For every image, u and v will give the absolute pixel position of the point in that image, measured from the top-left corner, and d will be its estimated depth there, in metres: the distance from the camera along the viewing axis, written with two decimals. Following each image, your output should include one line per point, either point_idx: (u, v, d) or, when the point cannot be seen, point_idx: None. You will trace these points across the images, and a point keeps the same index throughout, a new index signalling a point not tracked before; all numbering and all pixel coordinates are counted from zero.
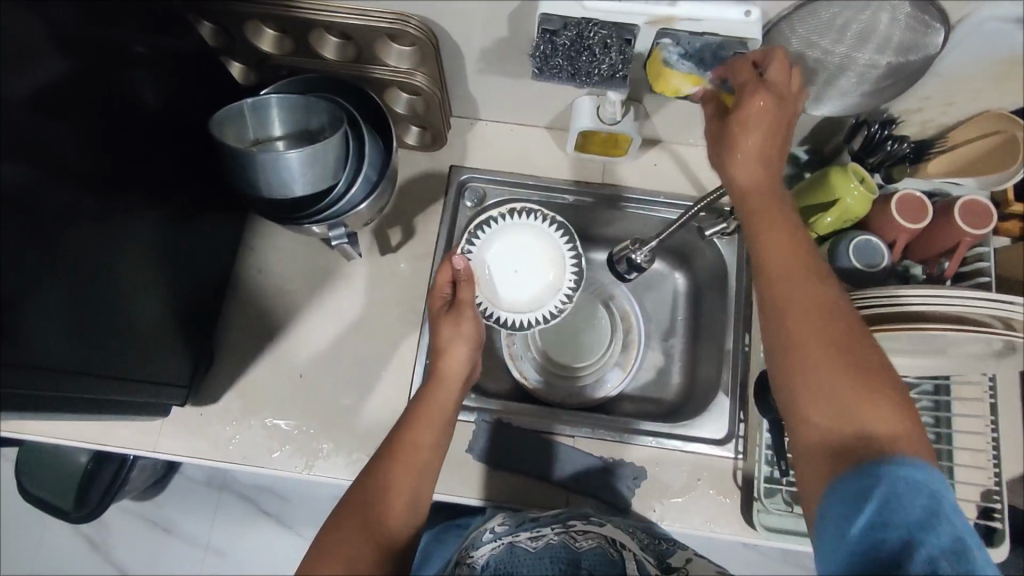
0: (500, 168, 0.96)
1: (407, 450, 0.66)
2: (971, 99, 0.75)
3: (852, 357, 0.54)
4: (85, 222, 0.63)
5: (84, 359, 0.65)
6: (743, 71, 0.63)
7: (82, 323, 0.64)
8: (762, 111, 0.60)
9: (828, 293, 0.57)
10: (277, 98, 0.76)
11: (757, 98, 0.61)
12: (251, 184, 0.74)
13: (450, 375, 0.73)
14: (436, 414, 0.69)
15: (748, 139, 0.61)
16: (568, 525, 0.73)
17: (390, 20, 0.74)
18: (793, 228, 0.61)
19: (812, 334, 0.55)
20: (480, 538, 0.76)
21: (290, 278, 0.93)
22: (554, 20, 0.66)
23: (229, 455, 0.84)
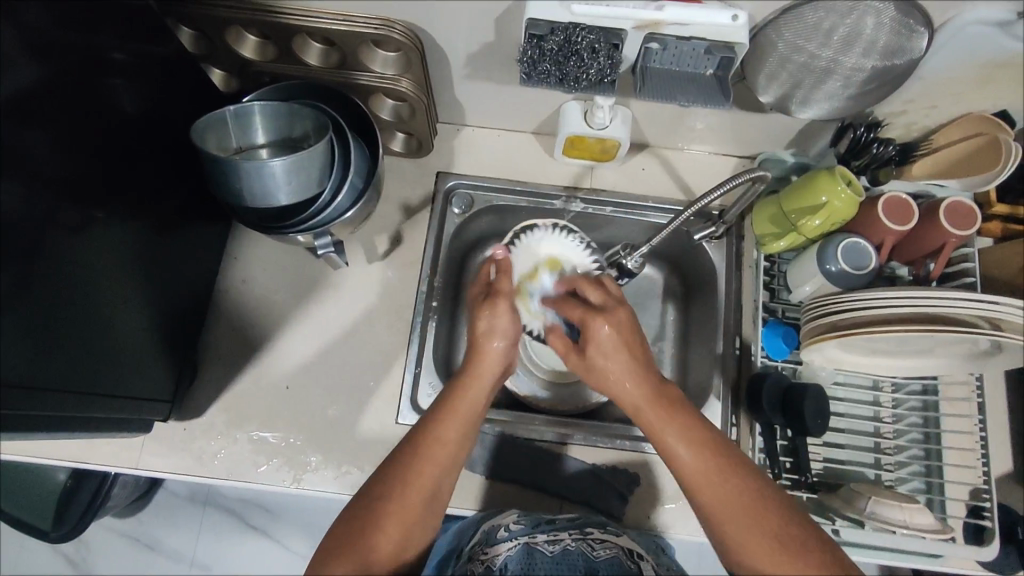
0: (487, 175, 0.96)
1: (432, 441, 0.65)
2: (954, 102, 0.76)
3: (758, 509, 0.58)
4: (61, 234, 0.61)
5: (62, 375, 0.63)
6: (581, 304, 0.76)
7: (59, 338, 0.62)
8: (608, 334, 0.71)
9: (731, 460, 0.61)
10: (259, 106, 0.74)
11: (598, 322, 0.72)
12: (233, 193, 0.72)
13: (483, 373, 0.72)
14: (466, 408, 0.69)
15: (607, 359, 0.70)
16: (586, 533, 0.74)
17: (374, 26, 0.73)
18: (681, 410, 0.66)
19: (729, 515, 0.59)
20: (493, 533, 0.75)
21: (275, 288, 0.91)
22: (541, 25, 0.66)
23: (214, 470, 0.82)
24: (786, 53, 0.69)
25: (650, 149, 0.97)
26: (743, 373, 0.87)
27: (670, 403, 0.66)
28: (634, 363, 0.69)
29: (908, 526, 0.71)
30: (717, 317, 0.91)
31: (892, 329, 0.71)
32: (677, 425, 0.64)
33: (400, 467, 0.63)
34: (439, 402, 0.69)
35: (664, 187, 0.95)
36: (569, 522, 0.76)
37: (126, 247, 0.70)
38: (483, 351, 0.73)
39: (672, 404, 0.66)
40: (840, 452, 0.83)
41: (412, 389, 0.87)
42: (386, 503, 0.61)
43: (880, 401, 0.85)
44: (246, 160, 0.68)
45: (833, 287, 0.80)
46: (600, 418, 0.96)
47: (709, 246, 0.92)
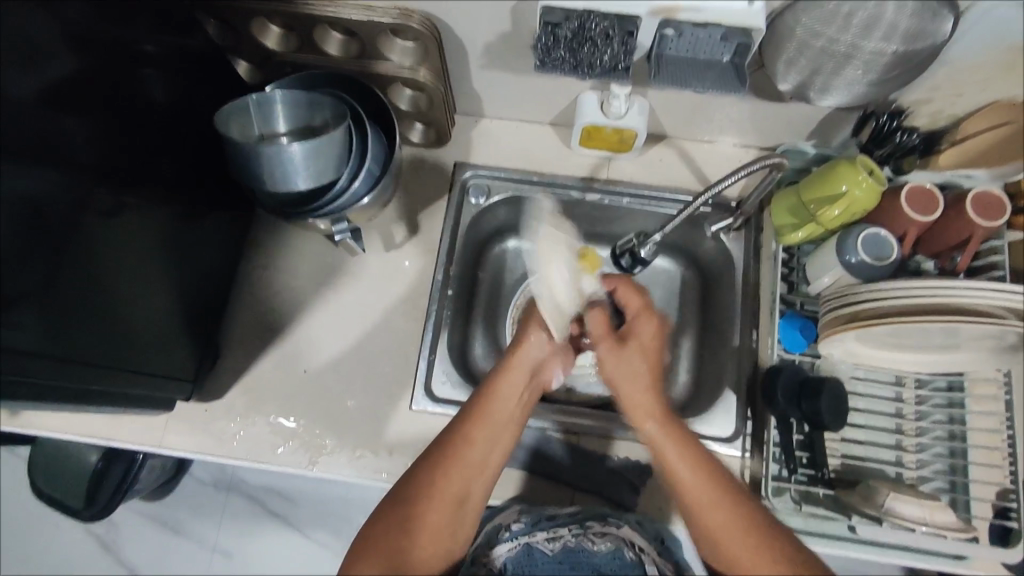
0: (505, 166, 0.96)
1: (460, 443, 0.66)
2: (980, 89, 0.73)
3: (757, 538, 0.61)
4: (97, 216, 0.64)
5: (93, 351, 0.66)
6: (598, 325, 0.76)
7: (90, 316, 0.65)
8: (652, 332, 0.76)
9: (734, 494, 0.64)
10: (282, 95, 0.76)
11: (650, 321, 0.76)
12: (254, 178, 0.74)
13: (503, 393, 0.70)
14: (495, 416, 0.69)
15: (630, 361, 0.73)
16: (586, 526, 0.75)
17: (393, 15, 0.74)
18: (694, 445, 0.67)
19: (744, 557, 0.61)
20: (495, 535, 0.76)
21: (294, 275, 0.93)
22: (555, 13, 0.67)
23: (233, 451, 0.84)
24: (805, 39, 0.68)
25: (667, 141, 0.96)
26: (759, 367, 0.86)
27: (682, 440, 0.67)
28: (639, 382, 0.72)
29: (927, 523, 0.70)
30: (734, 311, 0.89)
31: (919, 321, 0.68)
32: (690, 458, 0.66)
33: (417, 491, 0.63)
34: (455, 420, 0.69)
35: (682, 179, 0.95)
36: (571, 516, 0.77)
37: (156, 230, 0.73)
38: (509, 368, 0.72)
39: (688, 436, 0.68)
40: (860, 449, 0.81)
41: (427, 376, 0.88)
42: (413, 505, 0.62)
43: (903, 398, 0.83)
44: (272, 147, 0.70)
45: (853, 279, 0.78)
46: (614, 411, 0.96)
47: (727, 237, 0.92)
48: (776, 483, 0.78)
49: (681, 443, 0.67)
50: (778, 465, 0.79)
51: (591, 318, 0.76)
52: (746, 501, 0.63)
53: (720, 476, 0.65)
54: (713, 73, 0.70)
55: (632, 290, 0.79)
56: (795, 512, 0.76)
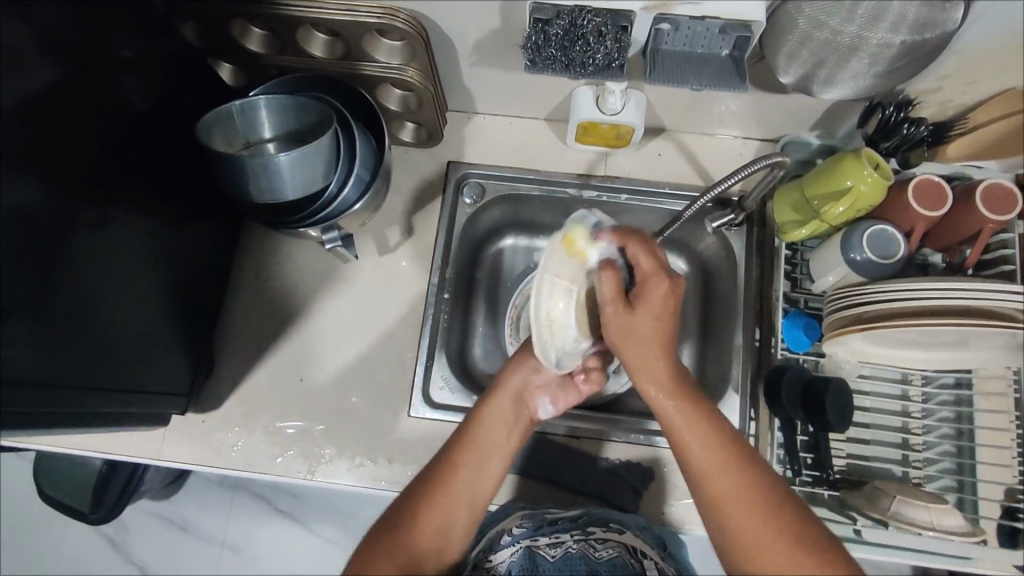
0: (500, 164, 0.94)
1: (444, 472, 0.66)
2: (992, 77, 0.71)
3: (767, 505, 0.55)
4: (78, 237, 0.62)
5: (82, 373, 0.64)
6: (608, 289, 0.61)
7: (75, 337, 0.63)
8: (663, 296, 0.60)
9: (744, 467, 0.57)
10: (266, 100, 0.73)
11: (664, 284, 0.60)
12: (241, 189, 0.72)
13: (488, 424, 0.70)
14: (481, 441, 0.69)
15: (648, 316, 0.60)
16: (587, 532, 0.74)
17: (377, 15, 0.71)
18: (697, 402, 0.61)
19: (755, 529, 0.55)
20: (498, 539, 0.76)
21: (288, 280, 0.91)
22: (546, 9, 0.64)
23: (232, 461, 0.84)
24: (807, 30, 0.64)
25: (667, 134, 0.93)
26: (762, 366, 0.84)
27: (688, 401, 0.61)
28: (658, 350, 0.61)
29: (934, 527, 0.68)
30: (737, 308, 0.88)
31: (924, 323, 0.67)
32: (692, 417, 0.60)
33: (400, 523, 0.62)
34: (441, 450, 0.69)
35: (682, 173, 0.92)
36: (573, 520, 0.76)
37: (140, 244, 0.71)
38: (496, 395, 0.72)
39: (689, 394, 0.61)
40: (864, 448, 0.80)
41: (425, 381, 0.87)
42: (396, 534, 0.61)
43: (909, 395, 0.81)
44: (256, 158, 0.67)
45: (858, 277, 0.76)
46: (616, 411, 0.94)
47: (728, 234, 0.90)
48: None
49: (686, 405, 0.61)
50: (781, 467, 0.78)
51: (601, 280, 0.61)
52: (759, 469, 0.58)
53: (729, 438, 0.59)
54: (711, 68, 0.67)
55: (642, 249, 0.62)
56: None
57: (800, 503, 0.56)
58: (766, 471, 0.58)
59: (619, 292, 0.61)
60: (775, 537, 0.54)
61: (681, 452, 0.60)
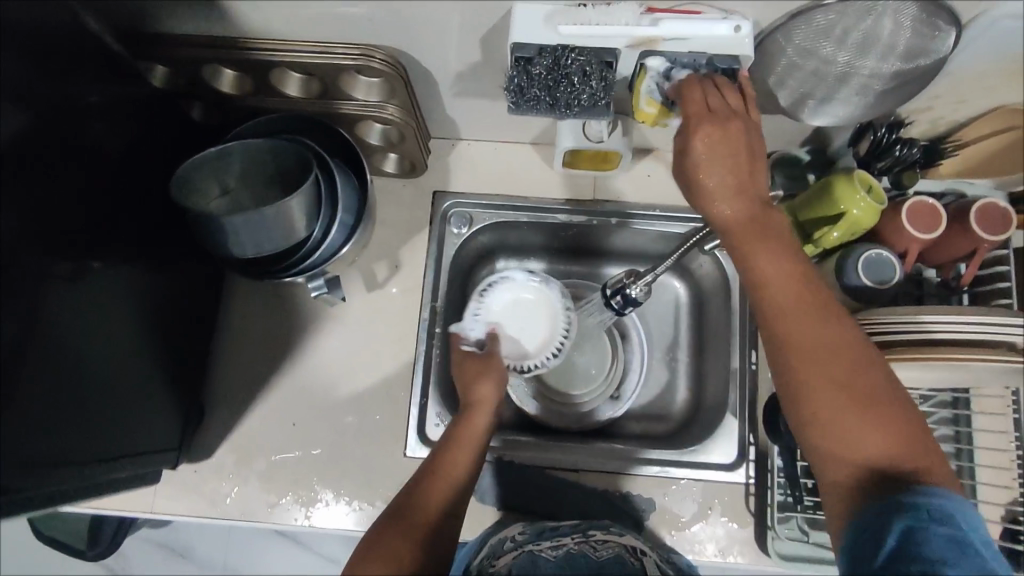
0: (487, 192, 0.92)
1: (445, 466, 0.66)
2: (983, 97, 0.70)
3: (857, 381, 0.51)
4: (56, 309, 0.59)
5: (66, 446, 0.62)
6: (694, 101, 0.59)
7: (61, 410, 0.61)
8: (714, 142, 0.57)
9: (841, 331, 0.53)
10: (241, 146, 0.70)
11: (704, 126, 0.58)
12: (221, 244, 0.69)
13: (478, 429, 0.71)
14: (472, 440, 0.69)
15: (714, 168, 0.58)
16: (588, 534, 0.74)
17: (353, 56, 0.69)
18: (778, 238, 0.57)
19: (830, 398, 0.51)
20: (499, 545, 0.75)
21: (276, 321, 0.89)
22: (528, 47, 0.61)
23: (227, 511, 0.82)
24: (795, 60, 0.63)
25: (655, 154, 0.92)
26: (761, 389, 0.85)
27: (768, 232, 0.56)
28: (747, 193, 0.57)
29: None
30: (732, 332, 0.88)
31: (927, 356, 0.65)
32: (774, 254, 0.55)
33: (406, 517, 0.60)
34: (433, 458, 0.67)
35: (672, 194, 0.91)
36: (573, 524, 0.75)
37: (126, 302, 0.69)
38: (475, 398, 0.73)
39: (773, 224, 0.57)
40: None
41: (420, 419, 0.86)
42: (408, 519, 0.60)
43: None
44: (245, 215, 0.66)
45: (854, 302, 0.75)
46: (614, 437, 0.94)
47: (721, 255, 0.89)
48: (781, 511, 0.78)
49: (763, 238, 0.56)
50: (783, 493, 0.79)
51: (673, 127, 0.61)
52: (860, 343, 0.53)
53: (818, 291, 0.55)
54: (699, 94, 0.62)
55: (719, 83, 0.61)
56: (803, 540, 0.78)
57: (912, 405, 0.51)
58: (885, 369, 0.52)
59: (705, 99, 0.59)
60: (863, 430, 0.50)
61: (753, 278, 0.56)
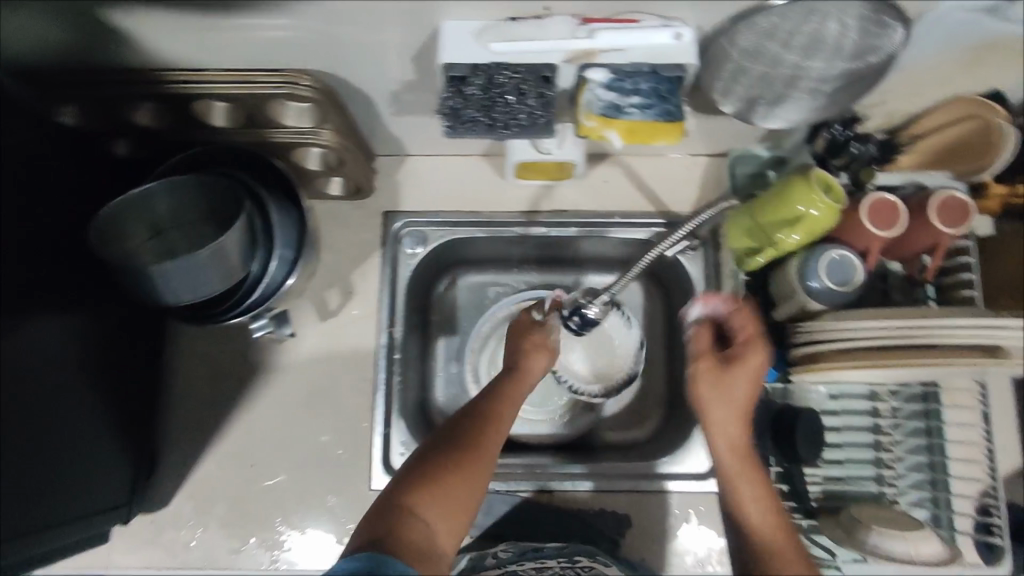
0: (440, 208, 0.88)
1: (490, 421, 0.60)
2: (937, 88, 0.68)
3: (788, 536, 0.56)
4: None
5: (14, 522, 0.58)
6: (702, 339, 0.66)
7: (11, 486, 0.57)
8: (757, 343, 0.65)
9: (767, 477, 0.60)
10: (164, 185, 0.65)
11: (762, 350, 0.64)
12: (149, 292, 0.65)
13: (524, 383, 0.66)
14: (516, 397, 0.64)
15: (739, 381, 0.63)
16: (574, 560, 0.73)
17: (277, 83, 0.65)
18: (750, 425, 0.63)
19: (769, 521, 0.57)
20: (481, 561, 0.76)
21: (226, 358, 0.85)
22: (459, 66, 0.57)
23: (188, 561, 0.79)
24: (742, 63, 0.60)
25: (611, 158, 0.89)
26: None
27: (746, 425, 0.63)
28: (746, 369, 0.63)
29: (912, 560, 0.68)
30: None
31: (891, 363, 0.65)
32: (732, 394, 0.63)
33: (466, 450, 0.57)
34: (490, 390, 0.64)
35: (631, 198, 0.88)
36: (557, 548, 0.75)
37: (64, 357, 0.65)
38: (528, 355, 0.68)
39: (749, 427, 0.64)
40: (840, 470, 0.78)
41: (384, 450, 0.83)
42: (445, 473, 0.55)
43: (879, 412, 0.79)
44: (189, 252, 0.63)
45: (818, 304, 0.73)
46: (587, 450, 0.92)
47: (684, 258, 0.87)
48: None
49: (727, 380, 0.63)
50: None
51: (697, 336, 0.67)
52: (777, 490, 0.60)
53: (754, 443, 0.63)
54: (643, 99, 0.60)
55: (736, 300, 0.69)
56: None
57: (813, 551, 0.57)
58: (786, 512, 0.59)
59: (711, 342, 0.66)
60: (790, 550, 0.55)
61: (705, 422, 0.63)
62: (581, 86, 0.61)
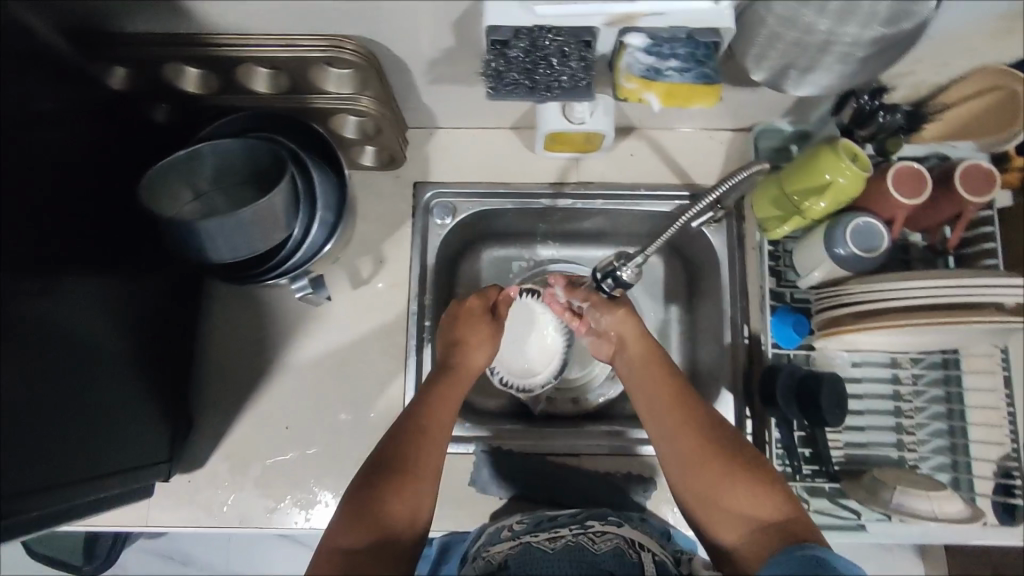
0: (470, 180, 0.90)
1: (422, 429, 0.68)
2: (965, 58, 0.69)
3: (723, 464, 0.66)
4: (39, 325, 0.57)
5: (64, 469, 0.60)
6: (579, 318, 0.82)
7: (52, 436, 0.59)
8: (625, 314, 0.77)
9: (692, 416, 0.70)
10: (211, 147, 0.67)
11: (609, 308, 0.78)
12: (196, 251, 0.67)
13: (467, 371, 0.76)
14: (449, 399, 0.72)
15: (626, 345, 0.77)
16: (587, 526, 0.71)
17: (322, 48, 0.67)
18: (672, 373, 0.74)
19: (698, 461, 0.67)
20: (497, 533, 0.74)
21: (261, 324, 0.87)
22: (503, 30, 0.59)
23: (224, 519, 0.81)
24: (777, 29, 0.61)
25: (637, 132, 0.91)
26: (755, 361, 0.84)
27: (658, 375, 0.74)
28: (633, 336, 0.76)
29: (937, 517, 0.70)
30: (723, 306, 0.87)
31: (917, 323, 0.67)
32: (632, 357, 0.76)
33: (391, 482, 0.63)
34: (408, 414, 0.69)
35: (656, 171, 0.90)
36: (573, 516, 0.73)
37: (108, 316, 0.67)
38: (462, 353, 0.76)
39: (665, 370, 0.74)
40: (861, 435, 0.80)
41: None
42: (386, 484, 0.63)
43: (900, 379, 0.82)
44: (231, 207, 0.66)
45: (843, 271, 0.75)
46: (610, 418, 0.94)
47: (709, 231, 0.88)
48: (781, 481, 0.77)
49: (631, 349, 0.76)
50: (782, 464, 0.79)
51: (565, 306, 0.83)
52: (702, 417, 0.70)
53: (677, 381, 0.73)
54: (683, 60, 0.62)
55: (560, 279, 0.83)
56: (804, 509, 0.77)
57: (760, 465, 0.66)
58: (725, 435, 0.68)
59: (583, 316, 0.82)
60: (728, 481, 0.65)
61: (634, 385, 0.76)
62: (619, 48, 0.63)
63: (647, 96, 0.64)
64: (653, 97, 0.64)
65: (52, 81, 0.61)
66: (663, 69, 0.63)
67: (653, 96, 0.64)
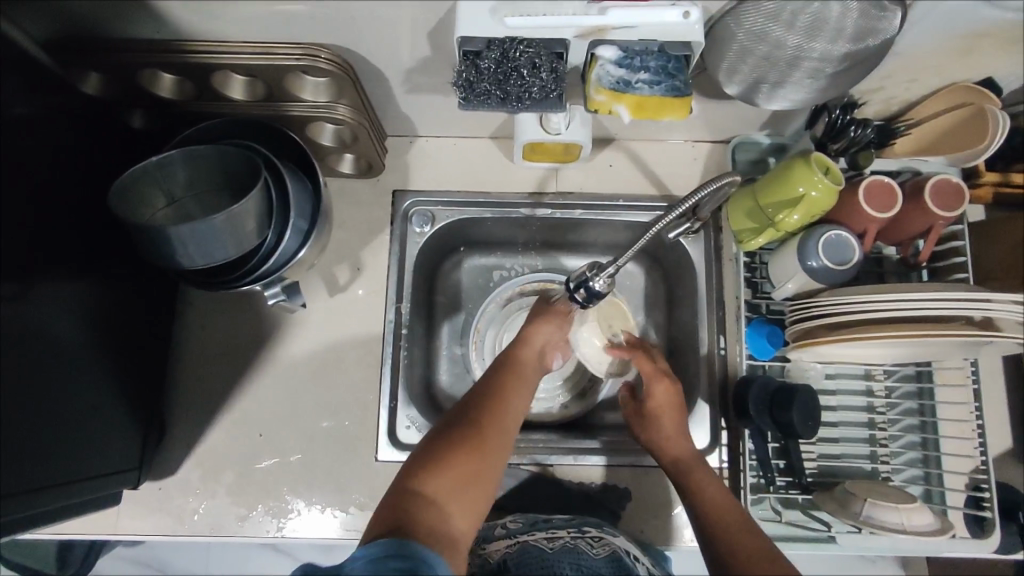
0: (449, 188, 0.90)
1: (492, 401, 0.64)
2: (933, 76, 0.70)
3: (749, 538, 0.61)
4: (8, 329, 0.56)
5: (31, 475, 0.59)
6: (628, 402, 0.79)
7: (21, 442, 0.58)
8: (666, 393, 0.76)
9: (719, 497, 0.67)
10: (182, 153, 0.67)
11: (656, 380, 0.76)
12: (166, 257, 0.66)
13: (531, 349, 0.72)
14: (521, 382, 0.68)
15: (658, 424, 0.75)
16: (584, 530, 0.71)
17: (298, 56, 0.67)
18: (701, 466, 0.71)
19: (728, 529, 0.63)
20: (492, 532, 0.76)
21: (236, 330, 0.87)
22: (475, 41, 0.60)
23: (195, 527, 0.80)
24: (748, 44, 0.62)
25: (615, 143, 0.91)
26: (730, 372, 0.84)
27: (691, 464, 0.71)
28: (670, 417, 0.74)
29: (905, 530, 0.70)
30: (700, 316, 0.87)
31: (887, 335, 0.67)
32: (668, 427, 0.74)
33: (459, 446, 0.58)
34: (488, 383, 0.67)
35: (634, 182, 0.90)
36: (567, 520, 0.74)
37: (78, 321, 0.66)
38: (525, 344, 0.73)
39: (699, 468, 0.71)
40: (834, 446, 0.81)
41: (390, 422, 0.85)
42: (449, 448, 0.58)
43: (874, 391, 0.82)
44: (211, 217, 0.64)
45: (815, 283, 0.75)
46: (588, 428, 0.94)
47: (686, 241, 0.89)
48: (754, 493, 0.78)
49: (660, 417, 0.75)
50: (755, 475, 0.79)
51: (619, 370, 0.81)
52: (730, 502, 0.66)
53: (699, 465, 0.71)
54: (651, 74, 0.63)
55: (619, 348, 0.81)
56: (777, 520, 0.77)
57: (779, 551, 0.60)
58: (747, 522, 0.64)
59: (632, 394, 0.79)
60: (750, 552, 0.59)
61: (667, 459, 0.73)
62: (591, 61, 0.64)
63: (618, 109, 0.65)
64: (624, 110, 0.65)
65: (26, 85, 0.61)
66: (633, 82, 0.63)
67: (625, 108, 0.65)
